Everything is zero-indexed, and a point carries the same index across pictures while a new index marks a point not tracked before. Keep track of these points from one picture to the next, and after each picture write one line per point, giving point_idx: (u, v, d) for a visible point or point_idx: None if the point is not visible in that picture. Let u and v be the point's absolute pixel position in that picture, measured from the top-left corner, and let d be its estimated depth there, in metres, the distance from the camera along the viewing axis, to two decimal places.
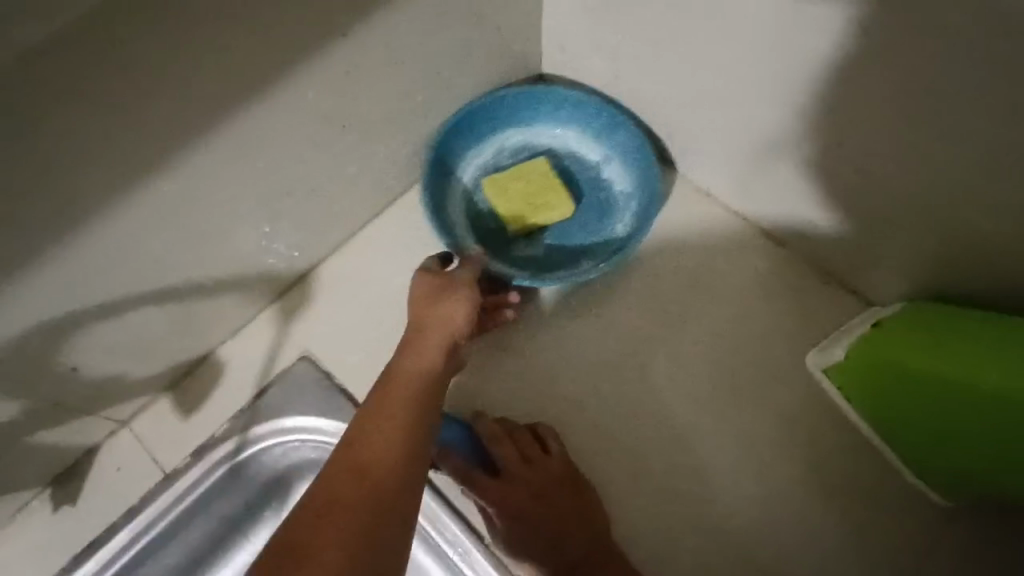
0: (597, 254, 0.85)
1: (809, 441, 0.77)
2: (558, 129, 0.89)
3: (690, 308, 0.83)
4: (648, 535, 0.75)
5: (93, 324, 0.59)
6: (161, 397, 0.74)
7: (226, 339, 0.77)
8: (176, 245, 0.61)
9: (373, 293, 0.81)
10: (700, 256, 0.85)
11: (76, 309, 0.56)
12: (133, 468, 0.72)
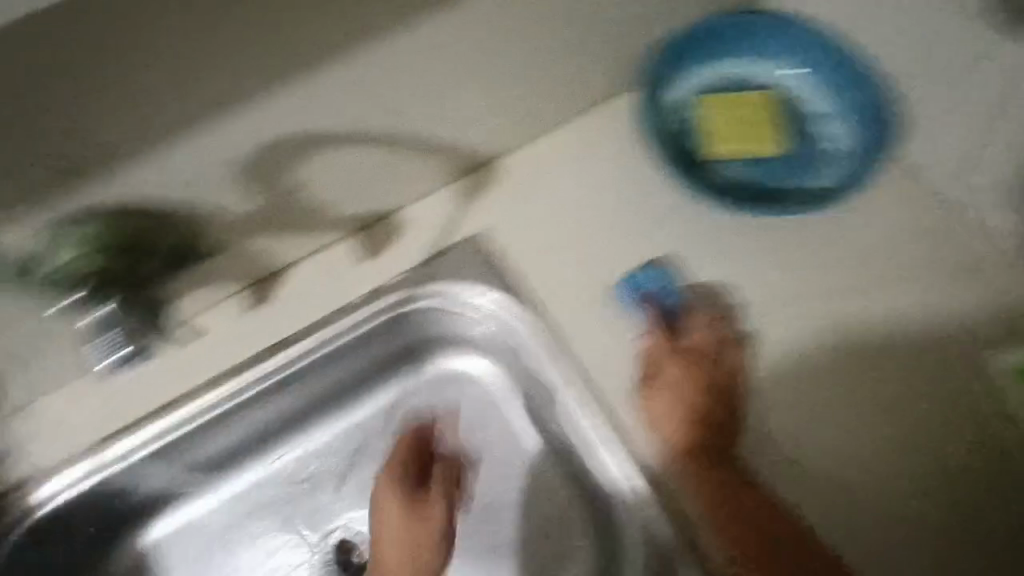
0: (796, 201, 0.79)
1: (965, 464, 0.72)
2: (787, 68, 0.81)
3: (872, 294, 0.77)
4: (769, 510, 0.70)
5: (320, 140, 0.64)
6: (343, 240, 0.79)
7: (412, 202, 0.80)
8: (409, 89, 0.65)
9: (554, 193, 0.81)
10: (898, 244, 0.79)
11: (313, 117, 0.61)
12: (311, 296, 0.77)
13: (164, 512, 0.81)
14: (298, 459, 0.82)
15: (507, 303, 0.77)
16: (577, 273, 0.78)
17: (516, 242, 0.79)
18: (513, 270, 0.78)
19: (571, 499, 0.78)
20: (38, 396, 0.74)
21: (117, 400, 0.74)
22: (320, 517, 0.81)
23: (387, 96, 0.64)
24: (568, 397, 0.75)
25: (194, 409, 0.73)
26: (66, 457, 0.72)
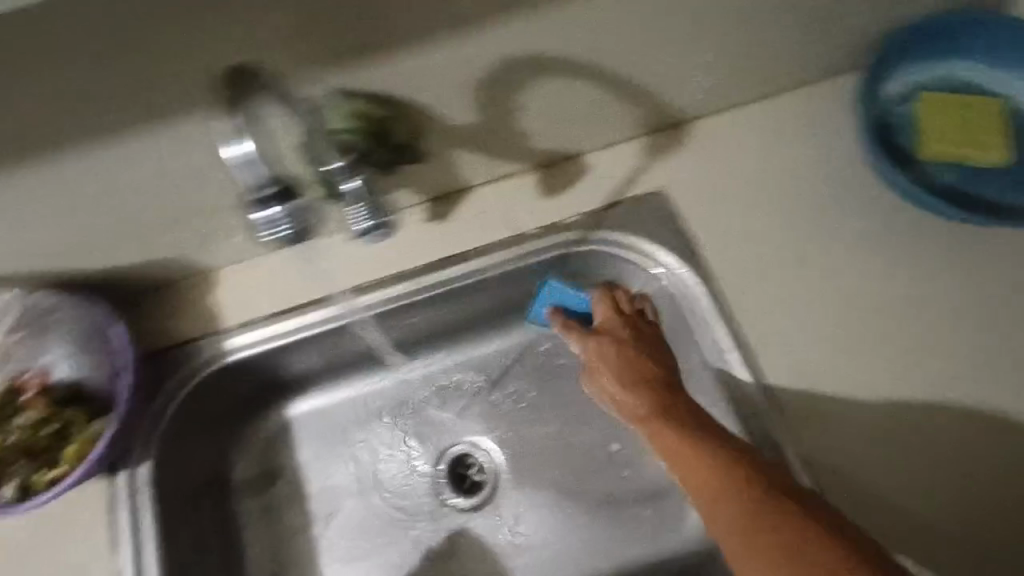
0: (1013, 217, 0.74)
1: None
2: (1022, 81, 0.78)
3: None
4: (914, 535, 0.66)
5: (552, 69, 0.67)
6: (527, 172, 0.81)
7: (600, 148, 0.81)
8: (646, 31, 0.66)
9: (744, 164, 0.80)
10: None
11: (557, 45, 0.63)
12: (487, 219, 0.80)
13: (315, 390, 0.91)
14: (436, 373, 0.92)
15: (679, 265, 0.77)
16: (754, 251, 0.77)
17: (696, 205, 0.79)
18: (689, 233, 0.78)
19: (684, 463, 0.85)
20: (233, 264, 0.81)
21: (300, 280, 0.81)
22: (444, 429, 0.91)
23: (618, 40, 0.66)
24: (733, 363, 0.72)
25: (369, 301, 0.79)
26: (249, 321, 0.79)
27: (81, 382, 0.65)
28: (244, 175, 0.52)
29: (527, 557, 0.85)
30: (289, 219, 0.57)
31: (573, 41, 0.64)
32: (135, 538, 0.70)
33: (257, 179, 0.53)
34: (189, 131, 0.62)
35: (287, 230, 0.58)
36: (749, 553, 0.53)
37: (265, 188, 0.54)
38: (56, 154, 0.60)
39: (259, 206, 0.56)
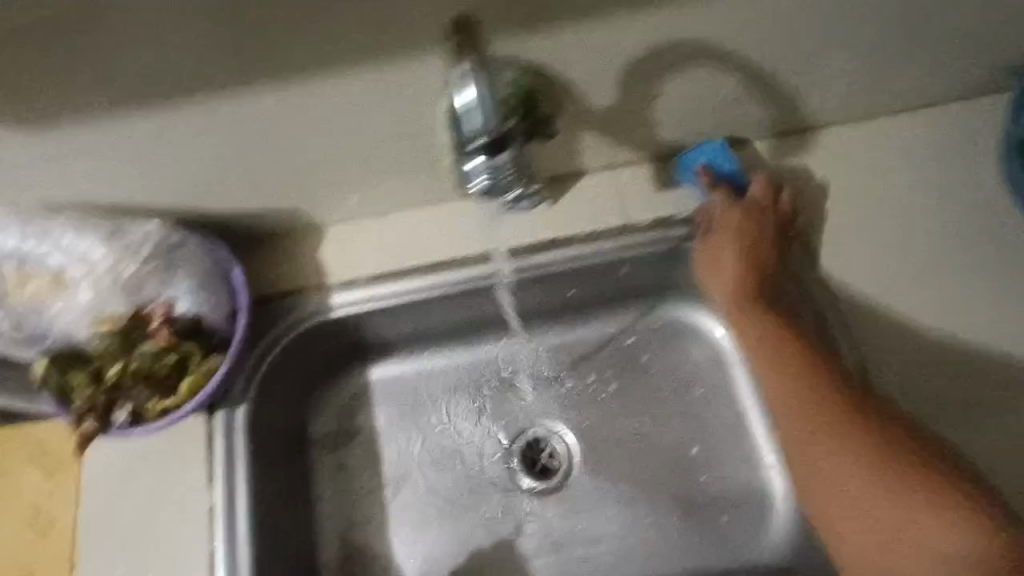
0: None
1: None
2: None
3: None
4: None
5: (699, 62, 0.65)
6: (644, 163, 0.80)
7: (718, 146, 0.80)
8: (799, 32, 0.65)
9: (869, 178, 0.77)
10: None
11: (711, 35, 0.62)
12: (599, 207, 0.80)
13: (398, 356, 0.91)
14: (520, 354, 0.92)
15: (788, 274, 0.76)
16: (872, 267, 0.75)
17: (815, 214, 0.77)
18: (805, 242, 0.76)
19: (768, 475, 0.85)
20: (339, 222, 0.81)
21: (404, 245, 0.80)
22: (523, 412, 0.91)
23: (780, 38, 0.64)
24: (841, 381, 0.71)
25: (473, 274, 0.79)
26: (351, 280, 0.79)
27: (202, 317, 0.66)
28: (467, 117, 0.54)
29: (596, 547, 0.84)
30: (504, 170, 0.56)
31: (736, 31, 0.63)
32: (232, 476, 0.72)
33: (482, 120, 0.54)
34: (342, 92, 0.60)
35: (487, 184, 0.57)
36: (837, 468, 0.64)
37: (484, 132, 0.54)
38: (209, 101, 0.58)
39: (474, 156, 0.56)
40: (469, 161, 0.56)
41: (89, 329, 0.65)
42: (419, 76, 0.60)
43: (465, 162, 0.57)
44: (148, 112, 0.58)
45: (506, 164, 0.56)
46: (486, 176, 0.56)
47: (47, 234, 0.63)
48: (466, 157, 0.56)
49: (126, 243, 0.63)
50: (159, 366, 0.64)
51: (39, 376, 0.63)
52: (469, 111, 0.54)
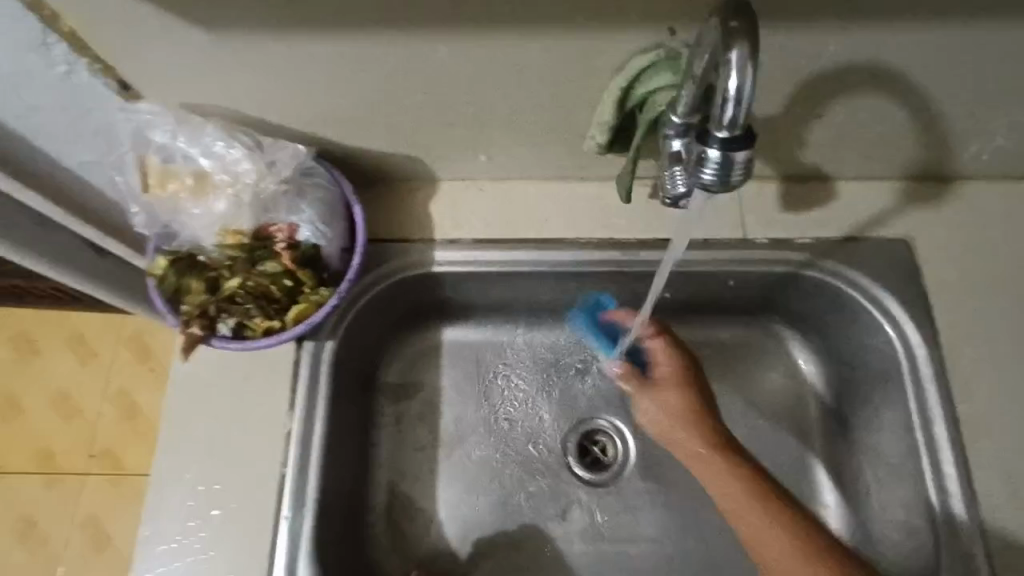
0: None
1: None
2: None
3: None
4: None
5: (868, 89, 0.64)
6: (772, 181, 0.78)
7: (852, 177, 0.78)
8: (974, 82, 0.63)
9: (1002, 239, 0.75)
10: None
11: (891, 65, 0.61)
12: (717, 214, 0.78)
13: (475, 321, 0.90)
14: (596, 344, 0.90)
15: (909, 320, 0.72)
16: (993, 330, 0.72)
17: (939, 265, 0.74)
18: (926, 290, 0.74)
19: (829, 513, 0.78)
20: (454, 178, 0.80)
21: (514, 213, 0.80)
22: (587, 403, 0.89)
23: (958, 80, 0.63)
24: (940, 437, 0.68)
25: (579, 257, 0.78)
26: (455, 238, 0.79)
27: (321, 247, 0.67)
28: (723, 107, 0.43)
29: (636, 547, 0.82)
30: (743, 169, 0.46)
31: (927, 64, 0.61)
32: (312, 406, 0.72)
33: (738, 119, 0.43)
34: (521, 54, 0.59)
35: (711, 184, 0.46)
36: (742, 504, 0.66)
37: (736, 128, 0.44)
38: (396, 40, 0.58)
39: (713, 146, 0.45)
40: (710, 150, 0.44)
41: (214, 238, 0.66)
42: (595, 52, 0.59)
43: (701, 147, 0.45)
44: (332, 37, 0.58)
45: (748, 161, 0.45)
46: (720, 174, 0.45)
47: (198, 136, 0.64)
48: (703, 142, 0.45)
49: (273, 159, 0.64)
50: (274, 286, 0.65)
51: (158, 274, 0.65)
52: (734, 102, 0.42)
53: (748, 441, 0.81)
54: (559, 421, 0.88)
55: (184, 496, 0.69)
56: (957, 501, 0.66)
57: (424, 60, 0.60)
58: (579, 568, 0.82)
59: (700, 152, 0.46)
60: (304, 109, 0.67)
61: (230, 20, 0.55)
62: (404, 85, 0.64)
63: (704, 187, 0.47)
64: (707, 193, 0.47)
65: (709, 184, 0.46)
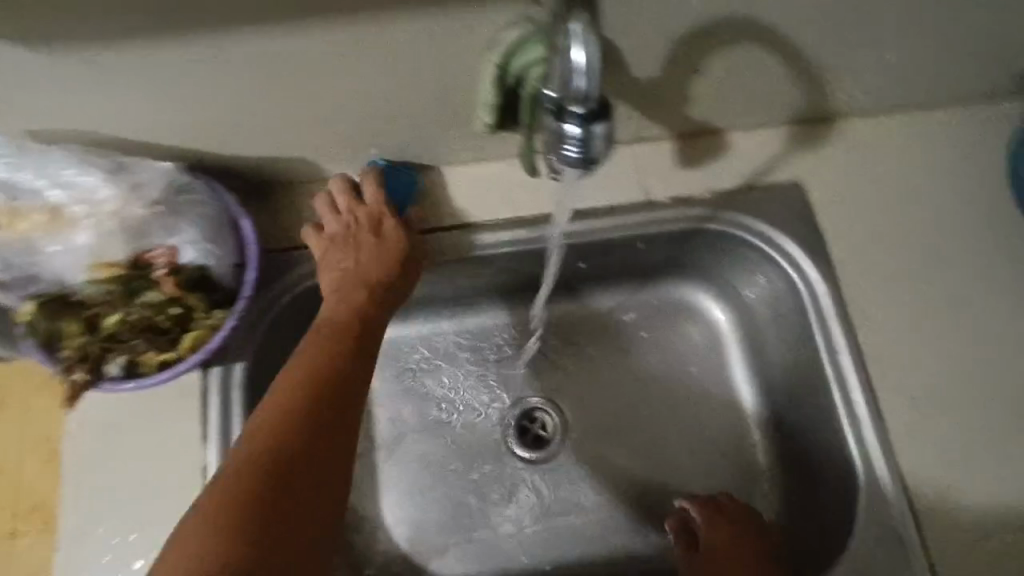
0: None
1: None
2: None
3: None
4: (985, 556, 0.66)
5: (733, 42, 0.65)
6: (667, 140, 0.79)
7: (742, 128, 0.79)
8: (830, 26, 0.65)
9: (883, 170, 0.78)
10: None
11: (750, 16, 0.62)
12: (617, 179, 0.78)
13: (400, 317, 0.87)
14: (523, 324, 0.89)
15: (807, 259, 0.75)
16: (885, 260, 0.75)
17: (828, 201, 0.77)
18: (819, 229, 0.76)
19: (756, 444, 0.84)
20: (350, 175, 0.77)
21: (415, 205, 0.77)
22: (518, 380, 0.88)
23: (814, 26, 0.64)
24: (846, 366, 0.72)
25: (488, 240, 0.77)
26: None
27: (208, 267, 0.63)
28: (573, 80, 0.44)
29: (583, 517, 0.83)
30: (603, 143, 0.47)
31: (783, 12, 0.62)
32: (227, 433, 0.68)
33: (589, 92, 0.44)
34: (389, 40, 0.57)
35: (573, 159, 0.48)
36: None
37: (591, 105, 0.45)
38: (249, 39, 0.54)
39: (570, 122, 0.46)
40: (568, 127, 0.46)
41: (84, 273, 0.61)
42: (460, 31, 0.57)
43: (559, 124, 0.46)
44: (168, 44, 0.53)
45: (606, 133, 0.47)
46: (581, 149, 0.47)
47: (46, 166, 0.58)
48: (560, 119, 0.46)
49: (139, 180, 0.60)
50: (161, 317, 0.61)
51: (26, 320, 0.60)
52: (583, 75, 0.43)
53: (684, 392, 0.86)
54: (499, 407, 0.88)
55: (99, 550, 0.65)
56: (869, 424, 0.70)
57: (284, 57, 0.57)
58: (530, 547, 0.83)
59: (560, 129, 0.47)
60: (164, 121, 0.62)
61: (45, 38, 0.50)
62: (269, 83, 0.60)
63: (570, 164, 0.48)
64: (574, 170, 0.49)
65: (573, 162, 0.48)
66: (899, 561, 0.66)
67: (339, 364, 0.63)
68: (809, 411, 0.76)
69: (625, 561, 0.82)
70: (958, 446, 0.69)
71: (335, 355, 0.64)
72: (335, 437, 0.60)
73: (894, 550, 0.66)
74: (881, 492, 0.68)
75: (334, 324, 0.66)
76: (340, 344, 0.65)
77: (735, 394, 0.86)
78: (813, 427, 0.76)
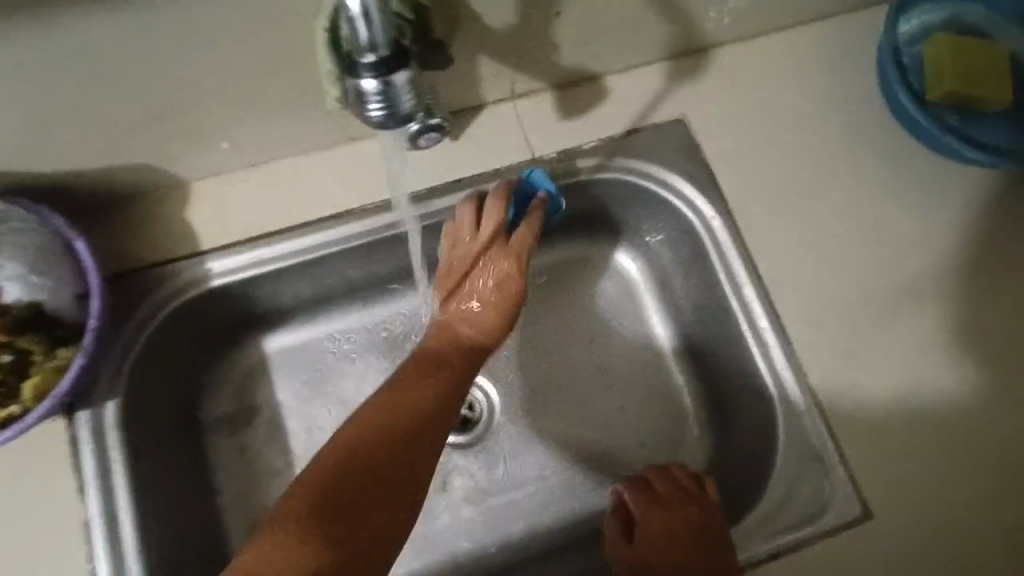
0: (996, 152, 0.74)
1: None
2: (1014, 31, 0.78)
3: None
4: (897, 457, 0.68)
5: None
6: (547, 92, 0.76)
7: (618, 70, 0.77)
8: None
9: (762, 94, 0.78)
10: None
11: None
12: (502, 139, 0.74)
13: (298, 323, 0.80)
14: None
15: (700, 194, 0.74)
16: (773, 185, 0.75)
17: (714, 133, 0.76)
18: (708, 162, 0.75)
19: (680, 387, 0.83)
20: (208, 176, 0.70)
21: (287, 197, 0.70)
22: None
23: None
24: (750, 296, 0.71)
25: (372, 225, 0.71)
26: (230, 241, 0.69)
27: (41, 302, 0.56)
28: (357, 29, 0.44)
29: (521, 492, 0.81)
30: (409, 91, 0.45)
31: None
32: (108, 480, 0.62)
33: (376, 39, 0.44)
34: (194, 9, 0.52)
35: (382, 114, 0.46)
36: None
37: (380, 51, 0.44)
38: (17, 25, 0.48)
39: (367, 75, 0.45)
40: (361, 80, 0.45)
41: None
42: None
43: (357, 79, 0.45)
44: None
45: (411, 83, 0.45)
46: (386, 101, 0.45)
47: None
48: (356, 74, 0.45)
49: None
50: None
51: None
52: (361, 18, 0.43)
53: (606, 349, 0.85)
54: None
55: None
56: (778, 349, 0.70)
57: (70, 40, 0.51)
58: (473, 532, 0.80)
59: (360, 86, 0.46)
60: None
61: None
62: (66, 73, 0.53)
63: (379, 122, 0.47)
64: (385, 129, 0.47)
65: (381, 118, 0.46)
66: (820, 477, 0.67)
67: (430, 406, 0.62)
68: (724, 346, 0.76)
69: (571, 529, 0.80)
70: (863, 356, 0.70)
71: (435, 389, 0.64)
72: (385, 509, 0.55)
73: (815, 468, 0.67)
74: (796, 414, 0.68)
75: (427, 353, 0.68)
76: (430, 378, 0.65)
77: (657, 341, 0.84)
78: (731, 361, 0.76)
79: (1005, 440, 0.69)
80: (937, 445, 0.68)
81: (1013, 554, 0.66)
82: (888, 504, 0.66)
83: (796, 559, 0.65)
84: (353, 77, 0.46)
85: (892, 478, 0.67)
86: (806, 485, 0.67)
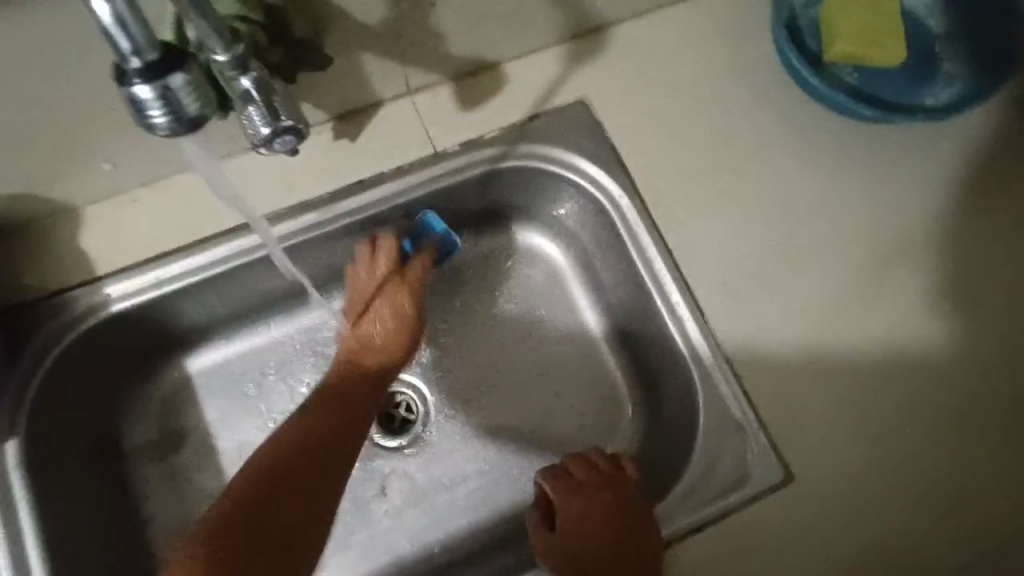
0: (893, 108, 0.74)
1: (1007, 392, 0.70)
2: None
3: (951, 215, 0.74)
4: (814, 415, 0.68)
5: None
6: (444, 84, 0.75)
7: (516, 57, 0.76)
8: None
9: (662, 69, 0.77)
10: (978, 164, 0.76)
11: None
12: (401, 135, 0.73)
13: (217, 340, 0.78)
14: None
15: (606, 174, 0.74)
16: (678, 159, 0.75)
17: (616, 111, 0.76)
18: (612, 141, 0.75)
19: (611, 368, 0.83)
20: (99, 198, 0.68)
21: (184, 213, 0.69)
22: None
23: None
24: (662, 270, 0.72)
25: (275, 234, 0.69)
26: (126, 264, 0.67)
27: None
28: (113, 37, 0.40)
29: (460, 489, 0.80)
30: (192, 93, 0.44)
31: None
32: (12, 519, 0.61)
33: (139, 43, 0.41)
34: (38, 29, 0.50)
35: (168, 120, 0.44)
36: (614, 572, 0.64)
37: (147, 54, 0.42)
38: None
39: (137, 82, 0.42)
40: (132, 88, 0.41)
41: None
42: None
43: (127, 89, 0.42)
44: None
45: (191, 85, 0.43)
46: (169, 107, 0.43)
47: None
48: (126, 84, 0.42)
49: None
50: None
51: None
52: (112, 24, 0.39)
53: (535, 335, 0.84)
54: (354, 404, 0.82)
55: None
56: (694, 321, 0.70)
57: None
58: (415, 533, 0.79)
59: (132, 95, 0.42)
60: None
61: None
62: None
63: (165, 129, 0.44)
64: (174, 136, 0.45)
65: (167, 126, 0.44)
66: (741, 444, 0.67)
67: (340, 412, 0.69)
68: (645, 322, 0.76)
69: (513, 520, 0.79)
70: (777, 321, 0.71)
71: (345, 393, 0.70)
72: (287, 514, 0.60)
73: (735, 435, 0.67)
74: (713, 383, 0.69)
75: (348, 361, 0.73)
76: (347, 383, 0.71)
77: (586, 323, 0.84)
78: (654, 337, 0.76)
79: (919, 392, 0.70)
80: (852, 402, 0.69)
81: (931, 498, 0.67)
82: (807, 463, 0.67)
83: (723, 526, 0.65)
84: (122, 87, 0.42)
85: (811, 436, 0.68)
86: (726, 454, 0.67)
